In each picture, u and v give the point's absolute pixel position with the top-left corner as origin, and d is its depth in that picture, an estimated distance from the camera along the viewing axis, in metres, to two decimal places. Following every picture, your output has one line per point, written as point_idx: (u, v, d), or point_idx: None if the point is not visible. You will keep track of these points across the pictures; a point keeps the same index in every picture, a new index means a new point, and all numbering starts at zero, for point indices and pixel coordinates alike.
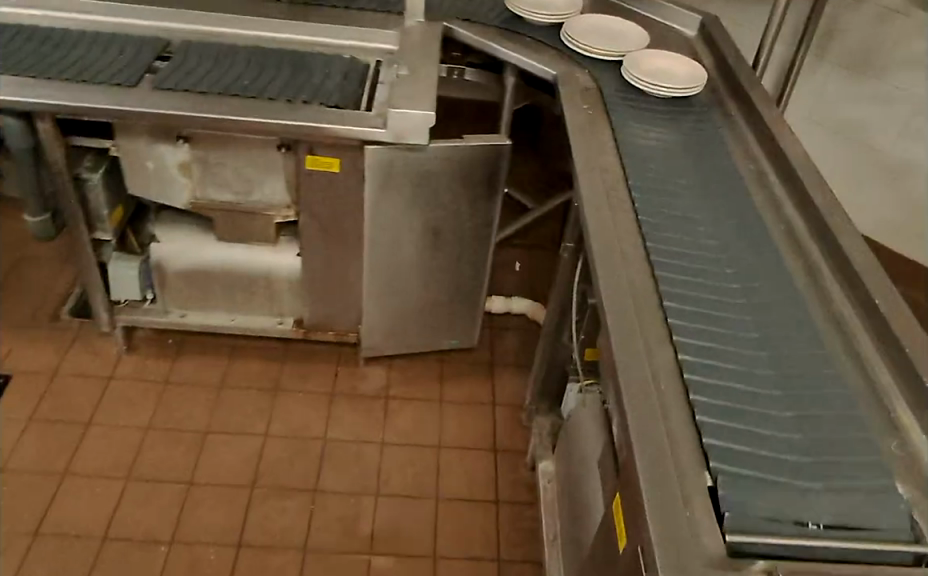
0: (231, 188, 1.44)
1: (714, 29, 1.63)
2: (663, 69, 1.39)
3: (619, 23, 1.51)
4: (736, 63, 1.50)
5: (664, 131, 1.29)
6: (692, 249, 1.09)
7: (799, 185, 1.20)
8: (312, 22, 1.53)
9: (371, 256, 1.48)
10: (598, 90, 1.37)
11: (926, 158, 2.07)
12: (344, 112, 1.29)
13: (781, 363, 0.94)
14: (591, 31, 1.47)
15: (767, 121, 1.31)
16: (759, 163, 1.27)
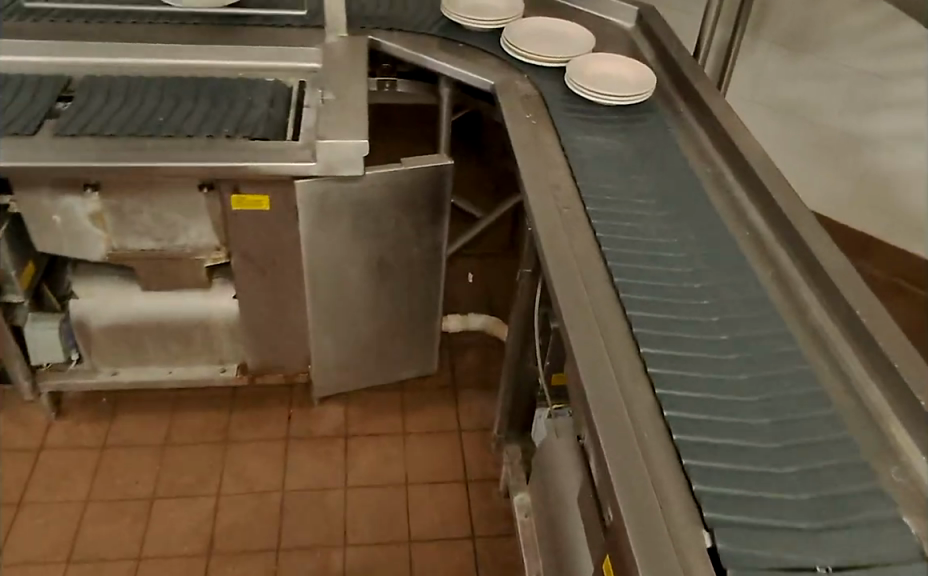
0: (152, 235, 1.32)
1: (652, 20, 1.57)
2: (609, 73, 1.31)
3: (561, 24, 1.43)
4: (679, 56, 1.44)
5: (613, 137, 1.22)
6: (656, 267, 1.02)
7: (757, 183, 1.13)
8: (224, 44, 1.40)
9: (314, 293, 1.38)
10: (540, 95, 1.29)
11: (869, 131, 2.05)
12: (268, 146, 1.18)
13: (766, 388, 0.87)
14: (533, 37, 1.38)
15: (718, 117, 1.25)
16: (714, 163, 1.21)
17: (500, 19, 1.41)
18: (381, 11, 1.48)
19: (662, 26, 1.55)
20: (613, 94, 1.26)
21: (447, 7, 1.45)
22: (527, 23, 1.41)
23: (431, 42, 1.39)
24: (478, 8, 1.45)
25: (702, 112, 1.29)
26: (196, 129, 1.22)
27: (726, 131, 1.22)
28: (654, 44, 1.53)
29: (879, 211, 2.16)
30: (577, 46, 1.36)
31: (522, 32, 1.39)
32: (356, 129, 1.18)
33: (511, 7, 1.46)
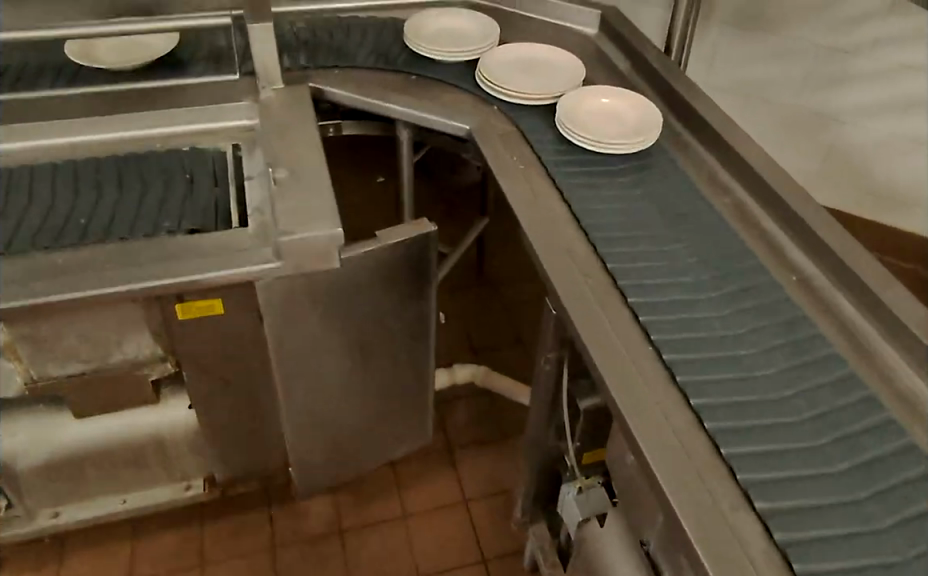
0: (79, 357, 1.08)
1: (618, 22, 1.43)
2: (604, 113, 1.14)
3: (545, 50, 1.26)
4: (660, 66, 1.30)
5: (634, 199, 1.03)
6: (735, 377, 0.82)
7: (783, 207, 0.99)
8: (132, 113, 1.17)
9: (290, 393, 1.17)
10: (522, 133, 1.13)
11: (831, 104, 1.98)
12: (218, 247, 0.98)
13: (923, 537, 0.68)
14: (513, 68, 1.22)
15: (724, 135, 1.11)
16: (729, 189, 1.07)
17: (471, 51, 1.26)
18: (322, 52, 1.30)
19: (631, 31, 1.41)
20: (604, 140, 1.08)
21: (411, 39, 1.29)
22: (504, 50, 1.25)
23: (385, 87, 1.21)
24: (445, 39, 1.29)
25: (702, 131, 1.15)
26: (130, 228, 1.02)
27: (738, 152, 1.08)
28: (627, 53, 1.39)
29: (845, 182, 2.09)
30: (561, 78, 1.21)
31: (496, 64, 1.22)
32: (318, 211, 0.98)
33: (483, 34, 1.31)
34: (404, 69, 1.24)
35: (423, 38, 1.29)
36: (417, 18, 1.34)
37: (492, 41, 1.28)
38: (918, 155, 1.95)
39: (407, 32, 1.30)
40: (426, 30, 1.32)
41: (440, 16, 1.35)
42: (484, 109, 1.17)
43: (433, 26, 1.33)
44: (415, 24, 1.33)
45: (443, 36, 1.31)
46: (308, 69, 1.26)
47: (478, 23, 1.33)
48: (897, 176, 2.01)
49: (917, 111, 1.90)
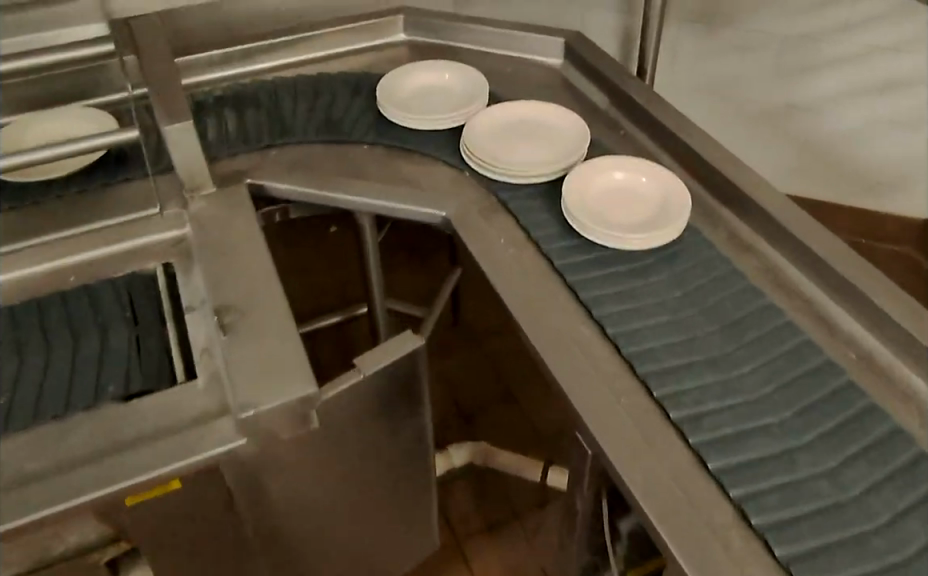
0: (12, 562, 0.87)
1: (584, 48, 1.27)
2: (615, 196, 0.97)
3: (543, 112, 1.10)
4: (642, 96, 1.14)
5: (678, 307, 0.85)
6: (874, 570, 0.62)
7: (825, 266, 0.86)
8: (39, 247, 0.98)
9: (276, 556, 0.97)
10: (510, 211, 0.97)
11: (803, 94, 1.86)
12: (167, 421, 0.80)
13: None
14: (503, 138, 1.06)
15: (734, 180, 0.97)
16: (751, 245, 0.93)
17: (447, 115, 1.10)
18: (261, 131, 1.12)
19: (601, 55, 1.25)
20: (614, 234, 0.91)
21: (385, 104, 1.12)
22: (491, 113, 1.09)
23: (336, 173, 1.04)
24: (415, 103, 1.14)
25: (707, 175, 1.01)
26: (64, 401, 0.84)
27: (758, 201, 0.93)
28: (599, 82, 1.23)
29: (820, 171, 1.99)
30: (557, 147, 1.04)
31: (479, 134, 1.06)
32: (284, 359, 0.81)
33: (464, 94, 1.15)
34: (359, 138, 1.09)
35: (395, 102, 1.14)
36: (394, 74, 1.19)
37: (480, 101, 1.12)
38: (896, 136, 1.86)
39: (381, 94, 1.15)
40: (395, 92, 1.16)
41: (423, 73, 1.20)
42: (458, 185, 1.01)
43: (412, 86, 1.18)
44: (391, 82, 1.18)
45: (420, 99, 1.16)
46: (242, 156, 1.08)
47: (461, 80, 1.18)
48: (872, 158, 1.92)
49: (892, 90, 1.80)
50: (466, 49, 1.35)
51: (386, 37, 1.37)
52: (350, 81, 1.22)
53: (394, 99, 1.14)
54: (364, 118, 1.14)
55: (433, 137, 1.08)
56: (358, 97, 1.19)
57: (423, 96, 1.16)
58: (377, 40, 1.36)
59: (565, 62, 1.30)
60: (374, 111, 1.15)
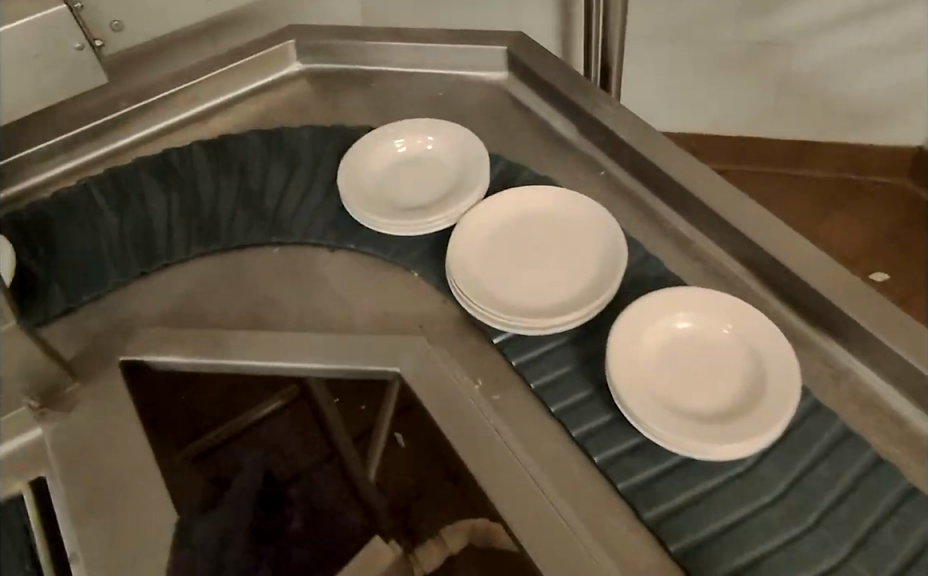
0: None
1: (532, 53, 1.00)
2: (681, 359, 0.66)
3: (561, 208, 0.79)
4: (619, 123, 0.89)
5: (821, 552, 0.57)
6: None
7: (913, 371, 0.65)
8: None
9: None
10: (501, 353, 0.72)
11: (781, 29, 1.60)
12: None
13: None
14: (503, 256, 0.76)
15: (769, 253, 0.74)
16: (805, 338, 0.72)
17: (434, 212, 0.80)
18: (134, 255, 0.85)
19: (553, 64, 0.98)
20: (679, 437, 0.61)
21: (348, 193, 0.84)
22: (485, 213, 0.79)
23: (246, 323, 0.79)
24: (382, 192, 0.85)
25: (729, 239, 0.78)
26: None
27: (807, 284, 0.72)
28: (556, 101, 0.97)
29: (801, 111, 1.75)
30: (576, 275, 0.74)
31: (469, 253, 0.77)
32: None
33: (454, 171, 0.85)
34: (264, 239, 0.85)
35: (367, 196, 0.84)
36: (362, 143, 0.89)
37: (478, 190, 0.82)
38: (892, 63, 1.62)
39: (345, 180, 0.85)
40: (359, 174, 0.86)
41: (401, 139, 0.89)
42: (407, 308, 0.77)
43: (385, 161, 0.88)
44: (360, 157, 0.87)
45: (393, 181, 0.86)
46: (115, 306, 0.82)
47: (446, 145, 0.88)
48: (857, 92, 1.68)
49: (879, 14, 1.55)
50: (382, 72, 1.07)
51: (277, 73, 1.08)
52: (240, 156, 0.94)
53: (360, 187, 0.85)
54: (267, 210, 0.88)
55: (362, 235, 0.83)
56: (255, 180, 0.91)
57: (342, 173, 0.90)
58: (266, 78, 1.07)
59: (509, 75, 1.03)
60: (280, 203, 0.88)
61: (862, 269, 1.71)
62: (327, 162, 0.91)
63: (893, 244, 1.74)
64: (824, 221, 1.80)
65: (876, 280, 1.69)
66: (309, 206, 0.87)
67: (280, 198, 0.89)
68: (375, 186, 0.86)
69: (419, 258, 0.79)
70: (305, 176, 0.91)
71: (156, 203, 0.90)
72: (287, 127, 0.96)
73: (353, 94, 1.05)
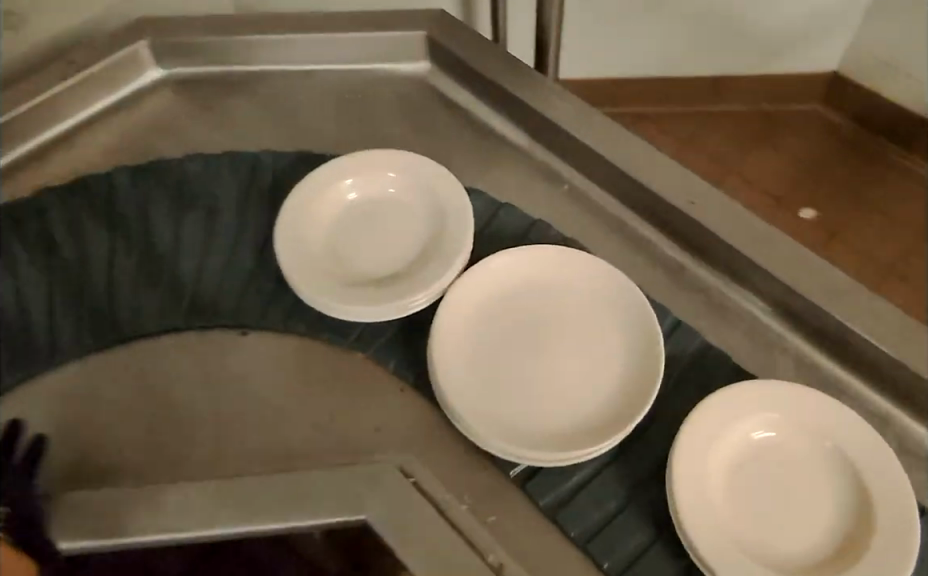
0: None
1: (451, 38, 0.84)
2: (761, 480, 0.55)
3: (567, 275, 0.64)
4: (580, 127, 0.76)
5: None
6: None
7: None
8: None
9: None
10: (522, 490, 0.58)
11: None
12: None
13: None
14: (499, 347, 0.61)
15: (781, 279, 0.66)
16: (826, 375, 0.66)
17: (408, 290, 0.62)
18: None
19: (488, 50, 0.82)
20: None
21: (289, 260, 0.63)
22: (475, 288, 0.63)
23: (157, 451, 0.62)
24: (331, 256, 0.65)
25: (731, 261, 0.69)
26: None
27: (827, 313, 0.65)
28: (495, 98, 0.82)
29: (717, 48, 1.65)
30: (595, 369, 0.60)
31: (458, 344, 0.60)
32: None
33: (423, 225, 0.67)
34: (179, 322, 0.67)
35: (315, 262, 0.64)
36: (305, 187, 0.69)
37: (458, 247, 0.64)
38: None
39: (285, 242, 0.65)
40: (303, 232, 0.66)
41: (350, 185, 0.70)
42: (368, 406, 0.63)
43: (332, 211, 0.68)
44: (300, 209, 0.67)
45: (343, 240, 0.67)
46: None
47: (409, 187, 0.70)
48: (771, 31, 1.60)
49: None
50: (274, 72, 0.88)
51: (129, 87, 0.86)
52: (122, 204, 0.75)
53: (304, 249, 0.65)
54: (171, 278, 0.70)
55: (298, 311, 0.67)
56: (147, 236, 0.73)
57: (262, 225, 0.73)
58: (116, 95, 0.85)
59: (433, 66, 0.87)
60: (186, 268, 0.71)
61: (788, 208, 1.66)
62: (244, 210, 0.74)
63: (815, 176, 1.69)
64: (743, 161, 1.72)
65: (805, 219, 1.64)
66: (224, 270, 0.70)
67: (185, 262, 0.71)
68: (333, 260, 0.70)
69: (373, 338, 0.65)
70: (217, 229, 0.73)
71: (22, 274, 0.70)
72: (185, 156, 0.78)
73: (240, 103, 0.85)
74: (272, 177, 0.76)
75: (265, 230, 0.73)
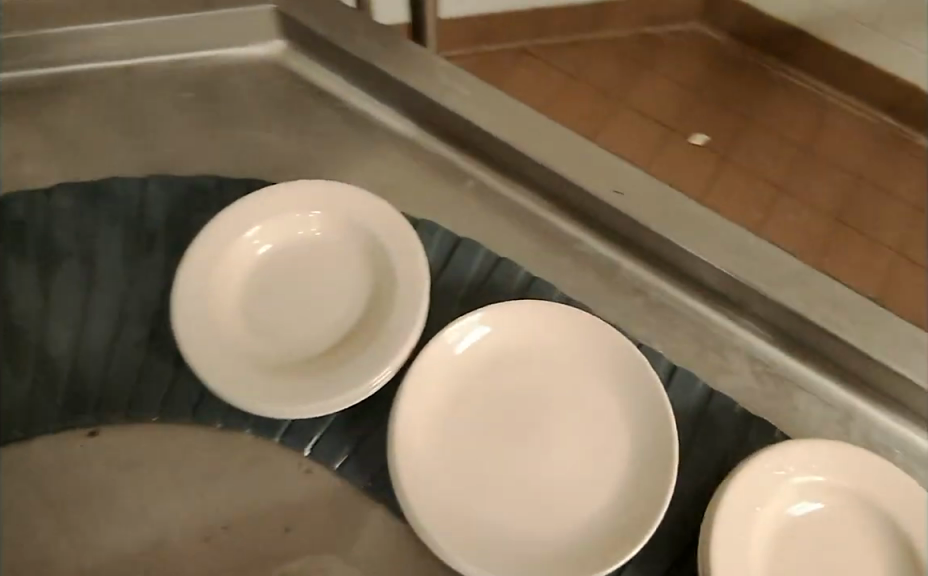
0: None
1: (311, 15, 0.73)
2: (805, 559, 0.52)
3: (533, 335, 0.59)
4: (485, 116, 0.67)
5: None
6: None
7: (913, 389, 0.57)
8: None
9: None
10: None
11: None
12: None
13: None
14: (463, 431, 0.56)
15: (723, 272, 0.61)
16: (778, 367, 0.62)
17: (342, 376, 0.56)
18: None
19: (358, 28, 0.72)
20: None
21: (191, 343, 0.56)
22: (437, 365, 0.57)
23: (45, 565, 0.55)
24: (246, 326, 0.59)
25: (667, 256, 0.64)
26: None
27: (778, 305, 0.60)
28: (379, 84, 0.72)
29: None
30: (581, 433, 0.56)
31: (421, 435, 0.55)
32: None
33: (354, 287, 0.61)
34: (60, 423, 0.59)
35: (223, 340, 0.57)
36: (204, 249, 0.61)
37: (409, 318, 0.58)
38: None
39: (185, 315, 0.58)
40: (208, 302, 0.59)
41: (259, 239, 0.63)
42: (291, 496, 0.57)
43: (238, 273, 0.62)
44: (201, 274, 0.60)
45: (259, 307, 0.60)
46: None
47: (333, 235, 0.64)
48: None
49: None
50: (117, 70, 0.75)
51: None
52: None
53: (211, 323, 0.58)
54: (42, 365, 0.61)
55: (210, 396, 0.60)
56: (10, 286, 0.64)
57: (157, 274, 0.65)
58: None
59: (285, 42, 0.77)
60: (66, 330, 0.62)
61: (681, 132, 1.59)
62: (138, 257, 0.65)
63: (707, 100, 1.63)
64: (631, 89, 1.63)
65: (698, 144, 1.58)
66: (114, 332, 0.62)
67: (65, 324, 0.62)
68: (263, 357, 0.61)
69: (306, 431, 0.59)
70: (101, 280, 0.64)
71: None
72: (57, 184, 0.69)
73: (82, 112, 0.73)
74: (168, 211, 0.67)
75: (161, 282, 0.64)
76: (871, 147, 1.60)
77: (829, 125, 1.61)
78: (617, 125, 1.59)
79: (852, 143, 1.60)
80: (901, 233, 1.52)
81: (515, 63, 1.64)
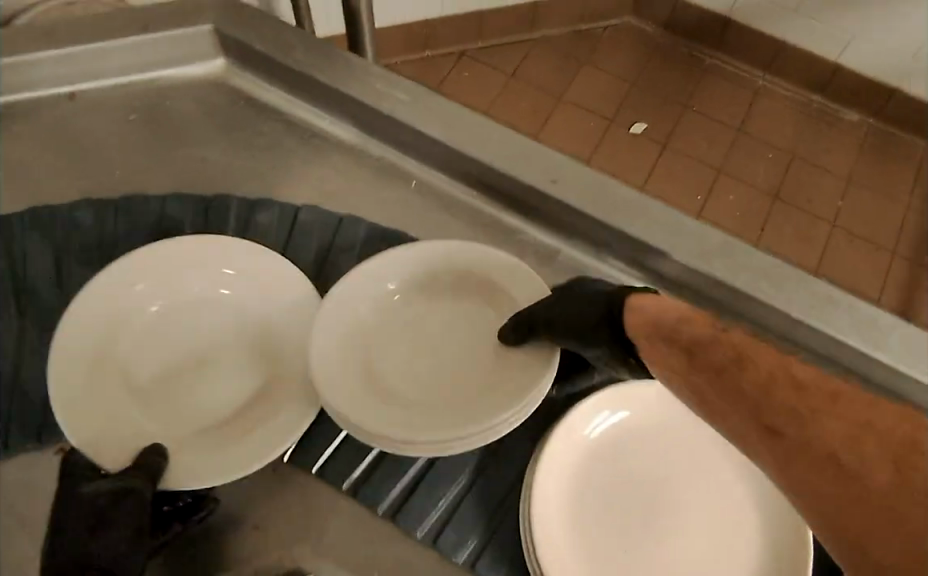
0: None
1: (244, 33, 0.74)
2: None
3: (651, 407, 0.61)
4: (422, 119, 0.70)
5: None
6: None
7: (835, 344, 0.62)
8: None
9: None
10: None
11: None
12: None
13: None
14: (596, 518, 0.57)
15: (666, 255, 0.65)
16: None
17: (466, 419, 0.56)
18: None
19: (294, 46, 0.74)
20: None
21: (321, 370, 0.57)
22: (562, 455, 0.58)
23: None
24: (375, 363, 0.60)
25: (605, 239, 0.68)
26: None
27: (705, 274, 0.64)
28: (323, 99, 0.74)
29: None
30: (714, 496, 0.58)
31: (563, 523, 0.56)
32: None
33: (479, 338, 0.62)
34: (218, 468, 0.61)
35: (351, 372, 0.58)
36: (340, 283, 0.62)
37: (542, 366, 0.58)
38: None
39: (317, 336, 0.59)
40: (335, 332, 0.60)
41: (393, 286, 0.63)
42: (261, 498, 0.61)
43: (368, 311, 0.62)
44: (335, 307, 0.61)
45: (389, 347, 0.61)
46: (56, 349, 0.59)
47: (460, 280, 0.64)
48: None
49: None
50: (60, 96, 0.76)
51: None
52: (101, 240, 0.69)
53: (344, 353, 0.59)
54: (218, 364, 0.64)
55: None
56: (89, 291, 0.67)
57: None
58: None
59: (226, 60, 0.78)
60: None
61: (621, 125, 1.64)
62: None
63: (650, 90, 1.68)
64: (569, 86, 1.67)
65: (637, 133, 1.64)
66: None
67: None
68: (403, 462, 0.62)
69: (421, 520, 0.60)
70: None
71: None
72: (166, 196, 0.71)
73: (31, 138, 0.74)
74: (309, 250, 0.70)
75: None
76: (802, 126, 1.67)
77: (760, 107, 1.68)
78: (563, 123, 1.64)
79: (787, 122, 1.67)
80: (837, 206, 1.59)
81: (457, 66, 1.68)
